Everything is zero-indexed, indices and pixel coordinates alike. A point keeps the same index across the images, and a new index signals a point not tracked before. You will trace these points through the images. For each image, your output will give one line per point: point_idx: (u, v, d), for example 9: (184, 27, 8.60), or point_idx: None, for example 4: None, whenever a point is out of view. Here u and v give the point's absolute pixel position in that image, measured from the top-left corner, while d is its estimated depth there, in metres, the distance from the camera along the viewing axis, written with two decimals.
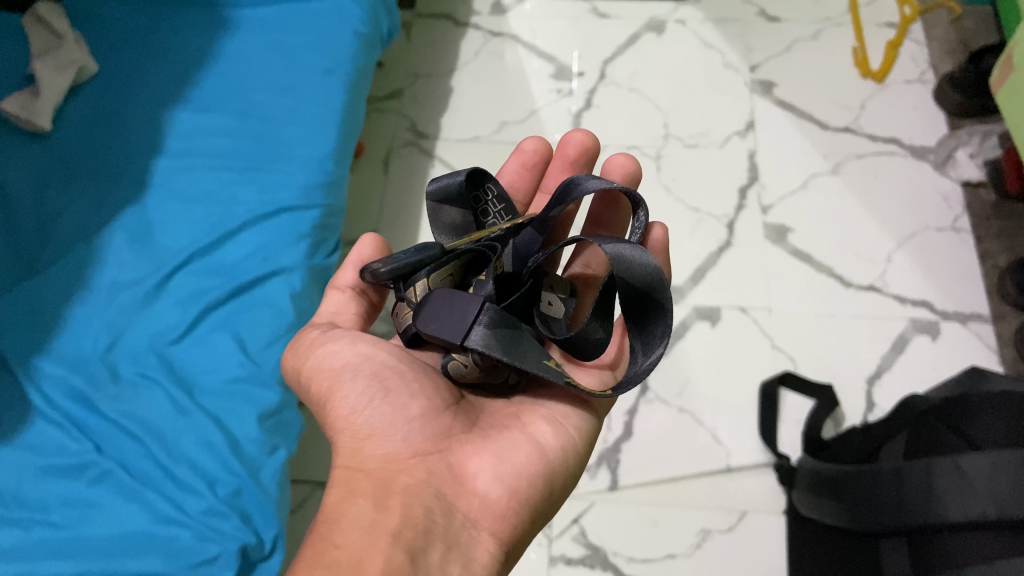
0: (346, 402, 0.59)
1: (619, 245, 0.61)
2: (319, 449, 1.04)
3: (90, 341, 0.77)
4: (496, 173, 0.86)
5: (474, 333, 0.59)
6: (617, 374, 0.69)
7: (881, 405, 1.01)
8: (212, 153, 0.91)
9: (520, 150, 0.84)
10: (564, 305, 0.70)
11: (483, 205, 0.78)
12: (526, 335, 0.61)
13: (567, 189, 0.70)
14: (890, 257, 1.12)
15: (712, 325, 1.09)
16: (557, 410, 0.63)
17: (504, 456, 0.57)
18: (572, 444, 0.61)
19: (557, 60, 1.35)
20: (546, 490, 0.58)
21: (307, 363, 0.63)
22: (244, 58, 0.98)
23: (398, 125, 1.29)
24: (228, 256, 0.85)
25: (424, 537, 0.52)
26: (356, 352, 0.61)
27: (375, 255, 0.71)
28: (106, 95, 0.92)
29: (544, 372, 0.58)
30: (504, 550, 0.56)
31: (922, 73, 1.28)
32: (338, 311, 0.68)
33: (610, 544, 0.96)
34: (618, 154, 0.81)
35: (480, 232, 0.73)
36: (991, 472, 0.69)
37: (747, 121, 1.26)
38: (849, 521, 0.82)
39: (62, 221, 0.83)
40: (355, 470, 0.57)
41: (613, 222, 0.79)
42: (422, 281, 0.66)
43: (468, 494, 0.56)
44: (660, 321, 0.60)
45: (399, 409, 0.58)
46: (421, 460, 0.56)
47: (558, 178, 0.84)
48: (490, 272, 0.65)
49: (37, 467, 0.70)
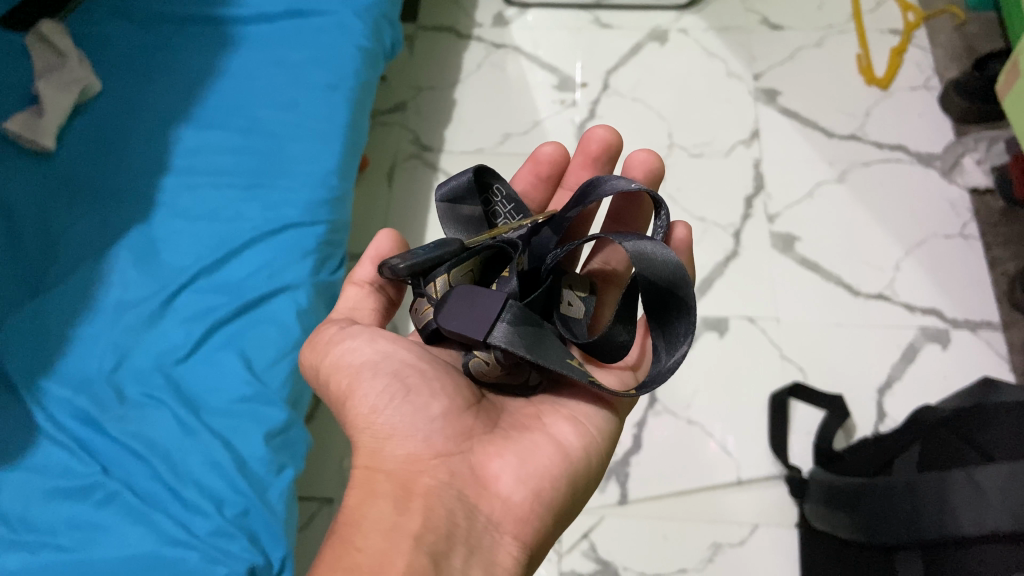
0: (366, 401, 0.58)
1: (640, 243, 0.61)
2: (325, 466, 1.03)
3: (95, 360, 0.77)
4: (510, 182, 0.85)
5: (497, 330, 0.59)
6: (639, 376, 0.68)
7: (892, 415, 1.01)
8: (216, 170, 0.91)
9: (535, 158, 0.83)
10: (585, 303, 0.69)
11: (492, 205, 0.78)
12: (548, 333, 0.61)
13: (586, 191, 0.70)
14: (898, 265, 1.12)
15: (720, 336, 1.08)
16: (577, 410, 0.62)
17: (527, 458, 0.57)
18: (593, 443, 0.61)
19: (560, 71, 1.34)
20: (569, 491, 0.58)
21: (325, 360, 0.61)
22: (248, 75, 0.98)
23: (402, 138, 1.29)
24: (234, 273, 0.85)
25: (446, 541, 0.52)
26: (375, 350, 0.59)
27: (392, 251, 0.70)
28: (110, 114, 0.92)
29: (568, 370, 0.58)
30: (527, 552, 0.55)
31: (927, 80, 1.27)
32: (356, 306, 0.67)
33: (621, 560, 0.95)
34: (640, 150, 0.81)
35: (498, 229, 0.72)
36: (1005, 484, 0.68)
37: (752, 130, 1.25)
38: (863, 533, 0.79)
39: (67, 240, 0.83)
40: (376, 471, 0.56)
41: (633, 219, 0.78)
42: (443, 276, 0.65)
43: (491, 496, 0.56)
44: (683, 319, 0.60)
45: (420, 409, 0.57)
46: (444, 461, 0.56)
47: (580, 175, 0.84)
48: (513, 268, 0.66)
49: (43, 489, 0.70)
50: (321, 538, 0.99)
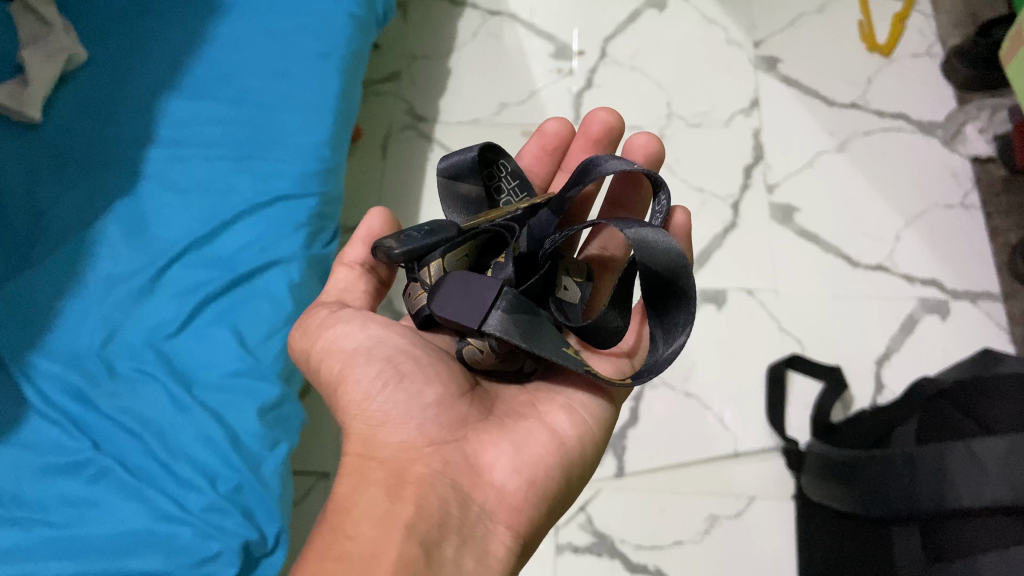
0: (359, 387, 0.57)
1: (642, 229, 0.59)
2: (322, 439, 1.03)
3: (85, 336, 0.76)
4: (514, 157, 0.84)
5: (492, 318, 0.58)
6: (635, 363, 0.67)
7: (891, 387, 1.00)
8: (206, 142, 0.89)
9: (542, 133, 0.82)
10: (580, 288, 0.69)
11: (496, 181, 0.76)
12: (545, 320, 0.60)
13: (585, 170, 0.68)
14: (898, 236, 1.10)
15: (718, 308, 1.07)
16: (574, 398, 0.62)
17: (522, 447, 0.56)
18: (589, 431, 0.60)
19: (557, 38, 1.32)
20: (564, 478, 0.57)
21: (316, 345, 0.60)
22: (237, 43, 0.95)
23: (396, 108, 1.27)
24: (225, 246, 0.83)
25: (439, 530, 0.51)
26: (368, 335, 0.58)
27: (384, 230, 0.68)
28: (97, 84, 0.90)
29: (563, 359, 0.56)
30: (520, 542, 0.55)
31: (930, 47, 1.25)
32: (347, 288, 0.66)
33: (618, 532, 0.95)
34: (642, 133, 0.79)
35: (495, 212, 0.70)
36: (1004, 456, 0.67)
37: (752, 99, 1.23)
38: (860, 506, 0.78)
39: (54, 213, 0.81)
40: (368, 458, 0.56)
41: (632, 204, 0.77)
42: (437, 260, 0.63)
43: (485, 484, 0.55)
44: (682, 309, 0.59)
45: (414, 396, 0.56)
46: (437, 449, 0.55)
47: (580, 157, 0.82)
48: (510, 255, 0.65)
49: (35, 465, 0.69)
50: (316, 512, 0.98)
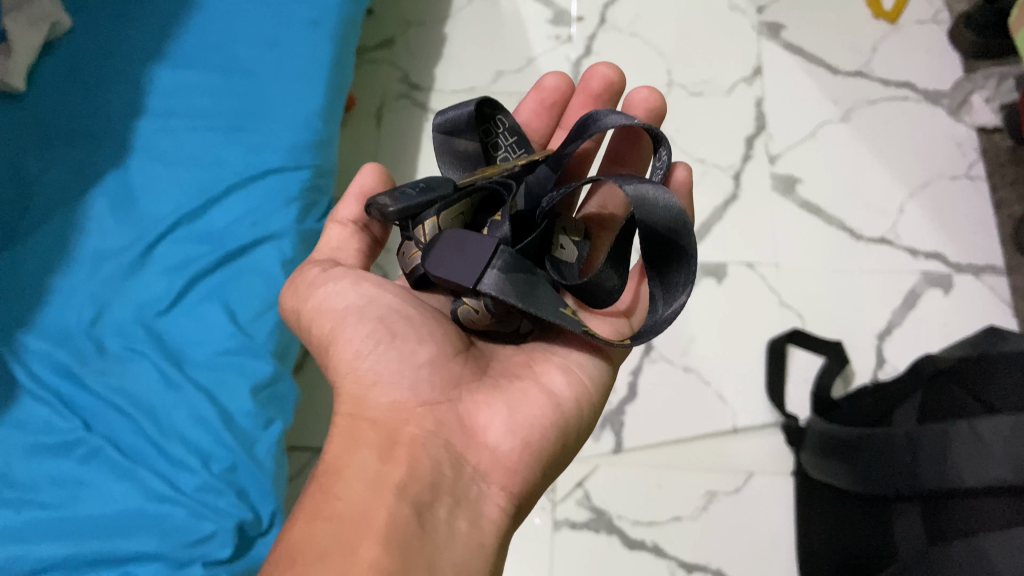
0: (350, 346, 0.56)
1: (641, 186, 0.57)
2: (317, 415, 1.02)
3: (74, 313, 0.74)
4: (512, 113, 0.82)
5: (487, 276, 0.56)
6: (633, 323, 0.66)
7: (893, 362, 0.99)
8: (195, 113, 0.86)
9: (538, 87, 0.80)
10: (578, 249, 0.67)
11: (494, 136, 0.74)
12: (542, 280, 0.58)
13: (584, 124, 0.66)
14: (902, 208, 1.09)
15: (718, 282, 1.05)
16: (571, 359, 0.60)
17: (516, 408, 0.55)
18: (586, 393, 0.59)
19: (555, 4, 1.28)
20: (560, 445, 0.56)
21: (306, 304, 0.59)
22: (226, 10, 0.92)
23: (390, 77, 1.24)
24: (216, 221, 0.81)
25: (431, 490, 0.50)
26: (359, 294, 0.57)
27: (375, 185, 0.66)
28: (83, 52, 0.87)
29: (560, 319, 0.55)
30: (515, 502, 0.54)
31: (936, 13, 1.22)
32: (339, 247, 0.65)
33: (615, 508, 0.94)
34: (642, 87, 0.77)
35: (493, 169, 0.69)
36: (1009, 436, 0.66)
37: (754, 67, 1.20)
38: (857, 483, 0.78)
39: (40, 187, 0.79)
40: (360, 418, 0.54)
41: (631, 159, 0.75)
42: (432, 219, 0.61)
43: (478, 446, 0.54)
44: (682, 268, 0.58)
45: (407, 355, 0.55)
46: (430, 409, 0.54)
47: (578, 114, 0.80)
48: (507, 212, 0.63)
49: (24, 445, 0.68)
50: None
